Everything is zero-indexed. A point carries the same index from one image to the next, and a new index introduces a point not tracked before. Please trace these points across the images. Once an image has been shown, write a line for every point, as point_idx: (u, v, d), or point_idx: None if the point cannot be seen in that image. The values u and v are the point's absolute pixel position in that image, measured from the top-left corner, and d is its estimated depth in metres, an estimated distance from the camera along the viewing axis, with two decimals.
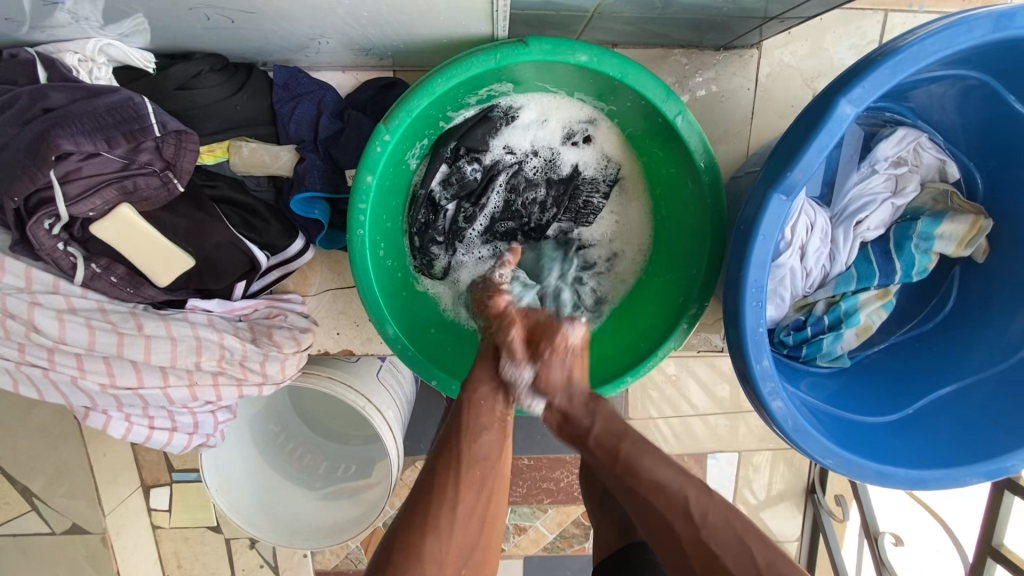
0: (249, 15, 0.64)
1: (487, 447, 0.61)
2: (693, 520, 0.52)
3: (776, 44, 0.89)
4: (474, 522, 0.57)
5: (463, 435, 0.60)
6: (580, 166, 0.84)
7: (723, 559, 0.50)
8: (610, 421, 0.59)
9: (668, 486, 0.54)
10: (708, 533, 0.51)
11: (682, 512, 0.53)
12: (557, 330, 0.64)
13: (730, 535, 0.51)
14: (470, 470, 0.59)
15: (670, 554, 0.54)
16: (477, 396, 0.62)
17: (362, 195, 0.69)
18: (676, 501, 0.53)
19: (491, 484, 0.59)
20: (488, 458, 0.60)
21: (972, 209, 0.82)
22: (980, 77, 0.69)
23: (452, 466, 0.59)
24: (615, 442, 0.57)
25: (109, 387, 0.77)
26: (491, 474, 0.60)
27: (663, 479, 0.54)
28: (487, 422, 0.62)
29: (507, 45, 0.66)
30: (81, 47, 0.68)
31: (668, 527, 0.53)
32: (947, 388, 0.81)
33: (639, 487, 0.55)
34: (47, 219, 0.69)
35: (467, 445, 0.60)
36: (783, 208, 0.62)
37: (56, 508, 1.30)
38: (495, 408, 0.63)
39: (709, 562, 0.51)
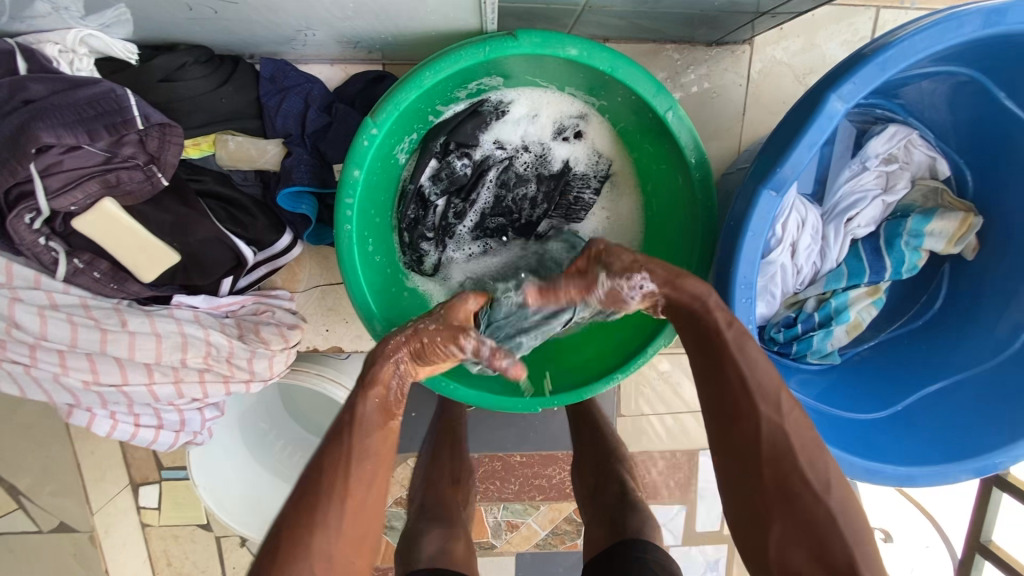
0: (232, 6, 0.62)
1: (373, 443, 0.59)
2: (781, 410, 0.56)
3: (768, 40, 0.89)
4: (353, 521, 0.56)
5: (350, 429, 0.59)
6: (571, 162, 0.84)
7: (798, 460, 0.54)
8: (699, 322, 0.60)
9: (758, 372, 0.57)
10: (791, 426, 0.55)
11: (770, 397, 0.56)
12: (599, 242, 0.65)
13: (811, 439, 0.56)
14: (358, 467, 0.58)
15: (732, 433, 0.57)
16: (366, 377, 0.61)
17: (349, 189, 0.69)
18: (771, 383, 0.57)
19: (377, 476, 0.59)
20: (375, 451, 0.59)
21: (962, 206, 0.82)
22: (971, 74, 0.69)
23: (336, 461, 0.57)
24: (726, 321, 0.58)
25: (92, 384, 0.76)
26: (376, 467, 0.59)
27: (758, 360, 0.57)
28: (377, 419, 0.60)
29: (496, 38, 0.65)
30: (62, 38, 0.66)
31: (751, 410, 0.56)
32: (937, 384, 0.81)
33: (734, 364, 0.57)
34: (27, 214, 0.68)
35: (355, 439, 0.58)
36: (773, 204, 0.61)
37: (43, 507, 1.28)
38: (378, 408, 0.61)
39: (781, 451, 0.55)
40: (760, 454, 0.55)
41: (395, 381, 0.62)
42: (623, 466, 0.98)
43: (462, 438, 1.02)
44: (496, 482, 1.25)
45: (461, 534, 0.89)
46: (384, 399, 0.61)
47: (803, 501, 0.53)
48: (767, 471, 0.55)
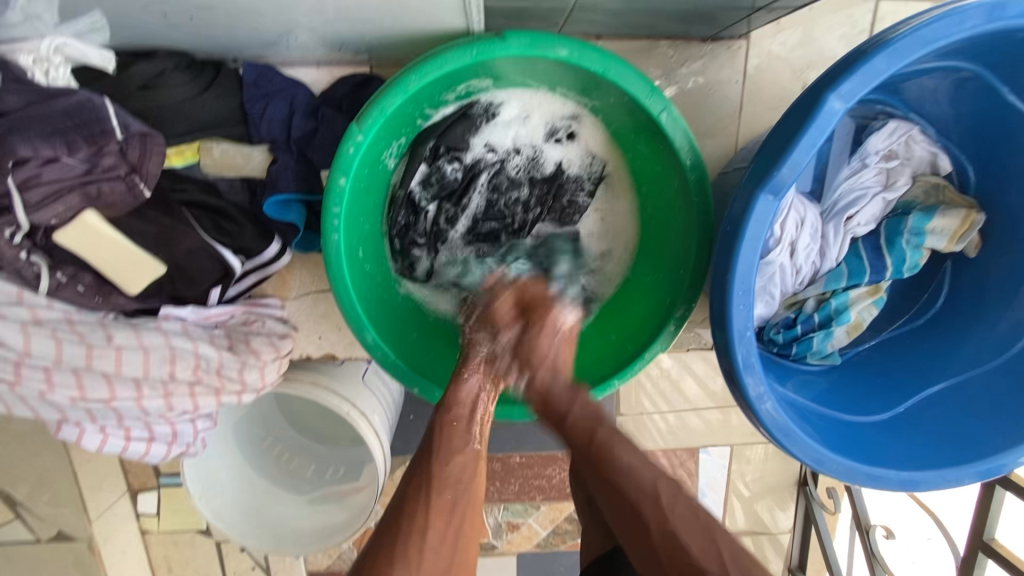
0: (207, 11, 0.61)
1: (459, 470, 0.67)
2: (662, 504, 0.59)
3: (765, 34, 0.87)
4: (443, 549, 0.62)
5: (435, 459, 0.67)
6: (564, 164, 0.82)
7: (684, 535, 0.57)
8: (587, 409, 0.66)
9: (639, 471, 0.61)
10: (676, 520, 0.58)
11: (651, 497, 0.59)
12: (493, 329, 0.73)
13: (696, 524, 0.58)
14: (441, 492, 0.65)
15: (629, 528, 0.60)
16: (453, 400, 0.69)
17: (336, 199, 0.67)
18: (657, 486, 0.60)
19: (462, 506, 0.65)
20: (457, 481, 0.66)
21: (964, 202, 0.80)
22: (974, 69, 0.67)
23: (423, 492, 0.64)
24: (590, 431, 0.65)
25: (79, 401, 0.74)
26: (461, 498, 0.65)
27: (634, 466, 0.61)
28: (459, 446, 0.68)
29: (483, 40, 0.63)
30: (36, 46, 0.63)
31: (637, 510, 0.59)
32: (938, 385, 0.80)
33: (613, 471, 0.62)
34: (7, 228, 0.66)
35: (438, 472, 0.66)
36: (770, 208, 0.60)
37: (41, 516, 1.27)
38: (468, 421, 0.69)
39: (672, 539, 0.57)
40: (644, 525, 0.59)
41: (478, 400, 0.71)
42: None
43: None
44: (496, 483, 1.24)
45: None
46: (469, 414, 0.69)
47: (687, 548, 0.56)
48: (664, 554, 0.57)
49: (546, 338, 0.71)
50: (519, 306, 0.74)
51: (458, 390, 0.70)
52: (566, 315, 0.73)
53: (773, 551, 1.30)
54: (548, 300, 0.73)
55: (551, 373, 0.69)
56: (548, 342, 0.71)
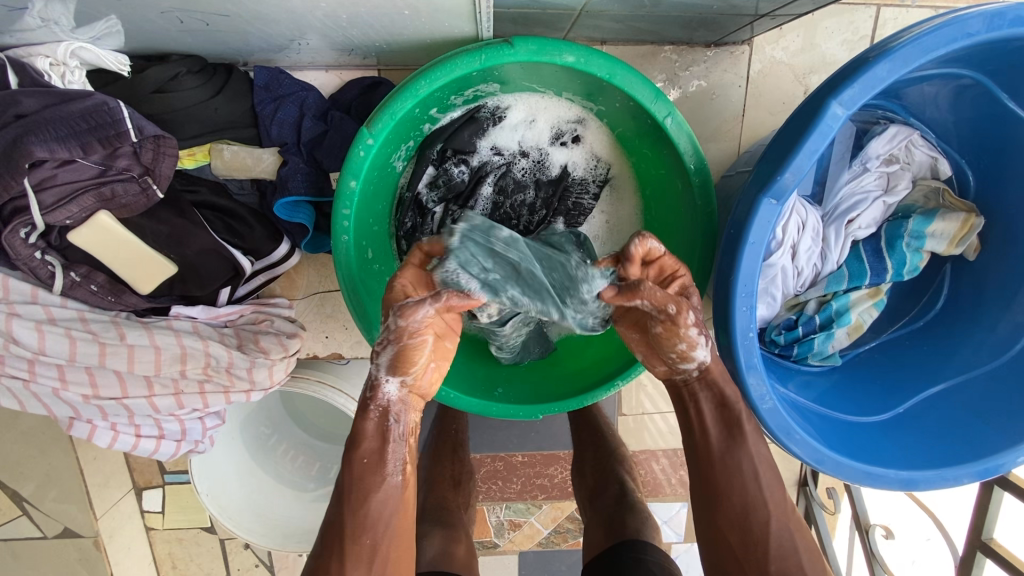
0: (224, 18, 0.62)
1: (380, 506, 0.58)
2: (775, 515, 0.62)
3: (768, 40, 0.88)
4: None
5: (350, 504, 0.58)
6: (569, 167, 0.83)
7: (795, 538, 0.62)
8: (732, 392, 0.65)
9: (766, 470, 0.63)
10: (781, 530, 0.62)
11: (770, 501, 0.62)
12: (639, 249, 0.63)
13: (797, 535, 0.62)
14: (358, 540, 0.57)
15: (735, 530, 0.62)
16: (359, 436, 0.59)
17: (346, 200, 0.68)
18: (765, 492, 0.63)
19: (387, 547, 0.58)
20: (377, 522, 0.58)
21: (964, 206, 0.82)
22: (974, 76, 0.69)
23: (337, 542, 0.58)
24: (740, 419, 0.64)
25: (92, 398, 0.77)
26: (383, 540, 0.58)
27: (759, 466, 0.63)
28: (372, 485, 0.58)
29: (492, 46, 0.64)
30: (53, 51, 0.65)
31: (761, 509, 0.62)
32: (939, 386, 0.81)
33: (742, 467, 0.63)
34: (23, 228, 0.68)
35: (354, 514, 0.58)
36: (773, 212, 0.61)
37: (47, 512, 1.28)
38: (380, 454, 0.59)
39: (788, 548, 0.62)
40: (766, 536, 0.61)
41: (389, 427, 0.60)
42: (623, 467, 0.98)
43: (463, 441, 1.05)
44: (498, 482, 1.25)
45: (462, 537, 0.89)
46: (379, 451, 0.59)
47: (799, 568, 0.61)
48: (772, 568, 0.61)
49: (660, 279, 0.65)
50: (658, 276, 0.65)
51: (361, 424, 0.59)
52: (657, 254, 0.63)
53: None
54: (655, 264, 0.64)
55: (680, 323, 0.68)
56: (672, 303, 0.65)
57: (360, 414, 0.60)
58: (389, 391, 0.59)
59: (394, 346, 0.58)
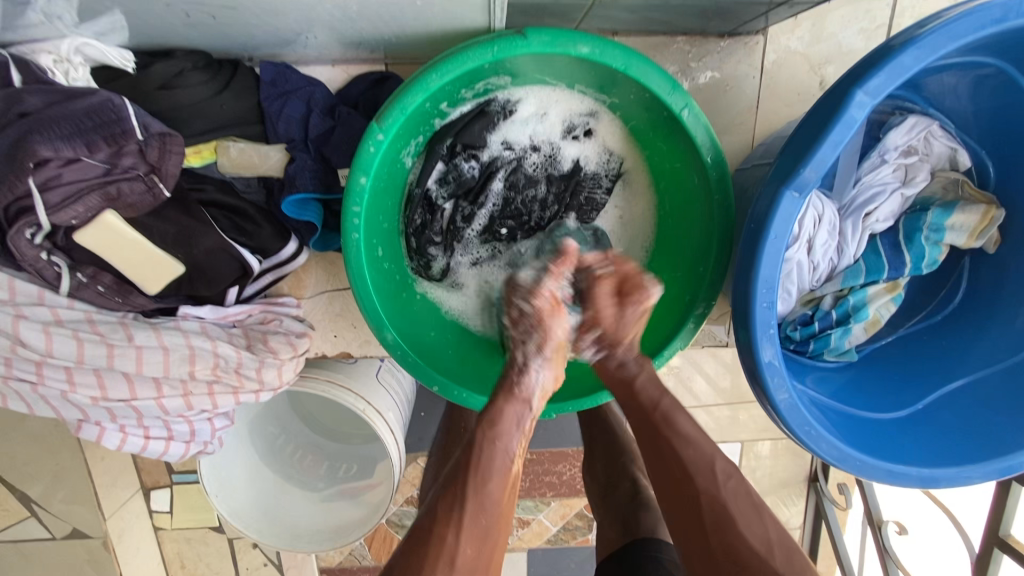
0: (230, 12, 0.61)
1: (501, 466, 0.63)
2: (716, 478, 0.63)
3: (783, 29, 0.86)
4: (484, 545, 0.59)
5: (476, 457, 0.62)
6: (582, 161, 0.82)
7: (736, 513, 0.61)
8: (654, 377, 0.69)
9: (697, 442, 0.65)
10: (728, 496, 0.62)
11: (706, 471, 0.63)
12: (643, 291, 0.68)
13: (747, 504, 0.62)
14: (482, 492, 0.61)
15: (684, 514, 0.63)
16: (500, 418, 0.64)
17: (356, 198, 0.67)
18: (707, 460, 0.64)
19: (495, 532, 0.61)
20: (500, 481, 0.62)
21: (984, 198, 0.80)
22: (999, 66, 0.67)
23: (462, 489, 0.61)
24: (655, 399, 0.67)
25: (100, 400, 0.75)
26: (493, 523, 0.61)
27: (692, 434, 0.65)
28: (505, 453, 0.63)
29: (504, 38, 0.63)
30: (56, 47, 0.64)
31: (688, 479, 0.63)
32: (958, 381, 0.80)
33: (671, 437, 0.65)
34: (28, 228, 0.66)
35: (475, 490, 0.60)
36: (795, 206, 0.59)
37: (55, 513, 1.28)
38: (512, 439, 0.64)
39: (725, 521, 0.61)
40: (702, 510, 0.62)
41: (523, 419, 0.66)
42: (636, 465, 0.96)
43: None
44: None
45: None
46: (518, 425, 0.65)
47: (742, 537, 0.60)
48: (715, 539, 0.61)
49: (633, 320, 0.69)
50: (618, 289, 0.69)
51: (505, 405, 0.65)
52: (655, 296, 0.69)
53: None
54: (640, 281, 0.69)
55: (628, 344, 0.71)
56: (636, 318, 0.69)
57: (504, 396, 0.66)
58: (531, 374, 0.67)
59: (539, 331, 0.66)
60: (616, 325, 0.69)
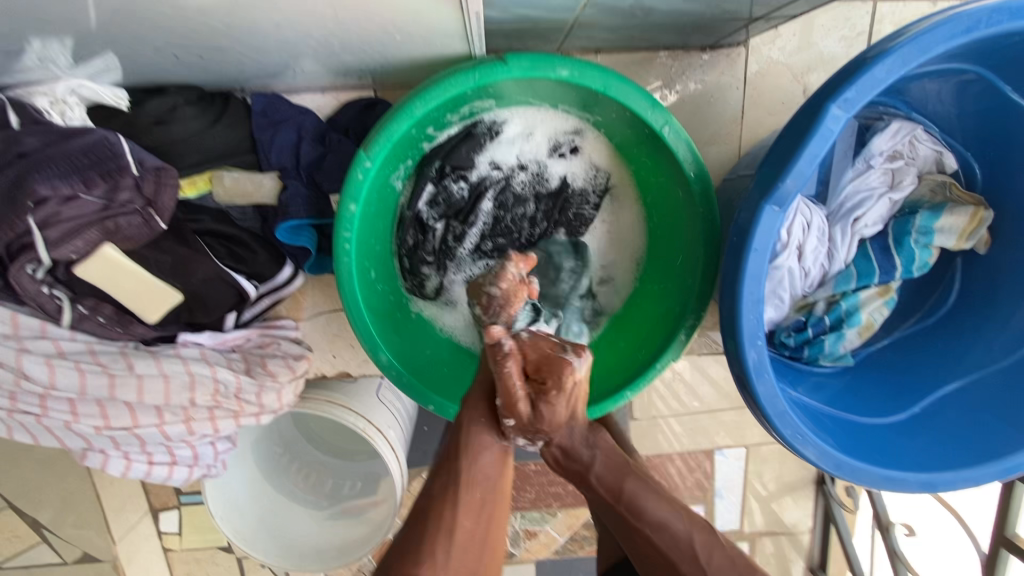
0: (217, 51, 0.63)
1: (489, 467, 0.61)
2: (699, 559, 0.57)
3: (764, 40, 0.87)
4: (473, 549, 0.57)
5: (461, 453, 0.60)
6: (569, 178, 0.83)
7: None
8: (613, 452, 0.63)
9: (670, 523, 0.59)
10: (713, 571, 0.57)
11: (685, 549, 0.58)
12: (561, 367, 0.59)
13: (734, 573, 0.57)
14: (469, 491, 0.59)
15: None
16: (481, 396, 0.63)
17: (346, 224, 0.68)
18: (685, 545, 0.58)
19: (492, 505, 0.60)
20: (487, 476, 0.60)
21: (973, 199, 0.80)
22: (977, 71, 0.67)
23: (450, 485, 0.59)
24: (618, 481, 0.61)
25: (103, 429, 0.77)
26: (490, 496, 0.60)
27: (666, 518, 0.59)
28: (489, 441, 0.61)
29: (485, 63, 0.64)
30: (51, 89, 0.66)
31: (673, 567, 0.58)
32: (953, 384, 0.80)
33: (643, 527, 0.59)
34: (30, 264, 0.68)
35: (467, 463, 0.60)
36: (776, 219, 0.60)
37: (66, 538, 1.30)
38: (496, 418, 0.63)
39: None
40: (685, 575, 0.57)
41: (499, 405, 0.63)
42: None
43: None
44: (512, 491, 1.24)
45: None
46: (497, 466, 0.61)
47: None
48: None
49: (560, 404, 0.61)
50: (530, 369, 0.60)
51: (477, 433, 0.61)
52: (581, 364, 0.60)
53: (793, 552, 1.29)
54: (556, 353, 0.60)
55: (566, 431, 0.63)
56: (563, 408, 0.61)
57: (472, 403, 0.63)
58: (496, 352, 0.64)
59: (506, 313, 0.66)
60: (536, 413, 0.60)
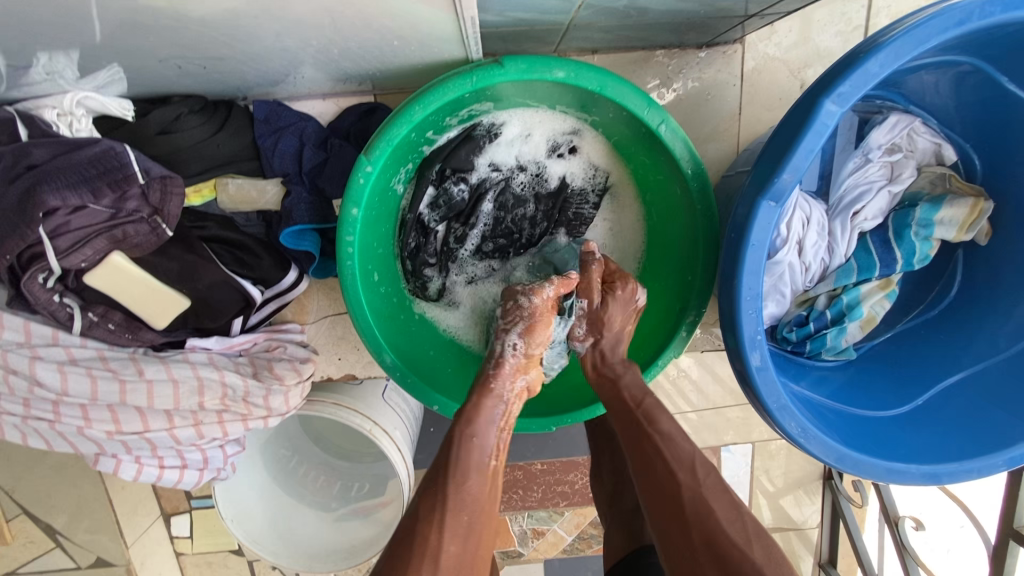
0: (219, 61, 0.64)
1: (475, 488, 0.62)
2: (697, 473, 0.62)
3: (760, 37, 0.88)
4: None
5: (449, 476, 0.61)
6: (568, 178, 0.84)
7: (715, 509, 0.59)
8: (637, 380, 0.72)
9: (678, 441, 0.65)
10: (707, 486, 0.61)
11: (686, 464, 0.62)
12: (628, 283, 0.75)
13: (725, 499, 0.60)
14: (455, 516, 0.59)
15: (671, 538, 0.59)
16: (477, 412, 0.66)
17: (349, 227, 0.69)
18: (691, 461, 0.63)
19: (478, 531, 0.60)
20: (473, 499, 0.61)
21: (972, 190, 0.80)
22: (973, 62, 0.68)
23: (436, 512, 0.59)
24: (639, 397, 0.69)
25: (115, 433, 0.78)
26: (476, 520, 0.60)
27: (673, 432, 0.66)
28: (474, 463, 0.63)
29: (482, 67, 0.65)
30: (59, 101, 0.67)
31: (670, 476, 0.62)
32: (956, 375, 0.80)
33: (654, 433, 0.65)
34: (41, 273, 0.70)
35: (455, 485, 0.61)
36: (773, 214, 0.60)
37: (80, 543, 1.31)
38: (486, 433, 0.65)
39: (705, 513, 0.58)
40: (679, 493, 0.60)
41: (500, 413, 0.68)
42: None
43: None
44: (519, 491, 1.25)
45: None
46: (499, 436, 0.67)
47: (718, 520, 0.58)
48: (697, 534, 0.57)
49: (617, 309, 0.74)
50: (603, 275, 0.77)
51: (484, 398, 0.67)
52: (641, 293, 0.76)
53: (801, 547, 1.29)
54: (627, 275, 0.77)
55: (610, 339, 0.74)
56: (615, 306, 0.74)
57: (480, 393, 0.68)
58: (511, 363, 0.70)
59: (529, 321, 0.71)
60: (603, 307, 0.74)
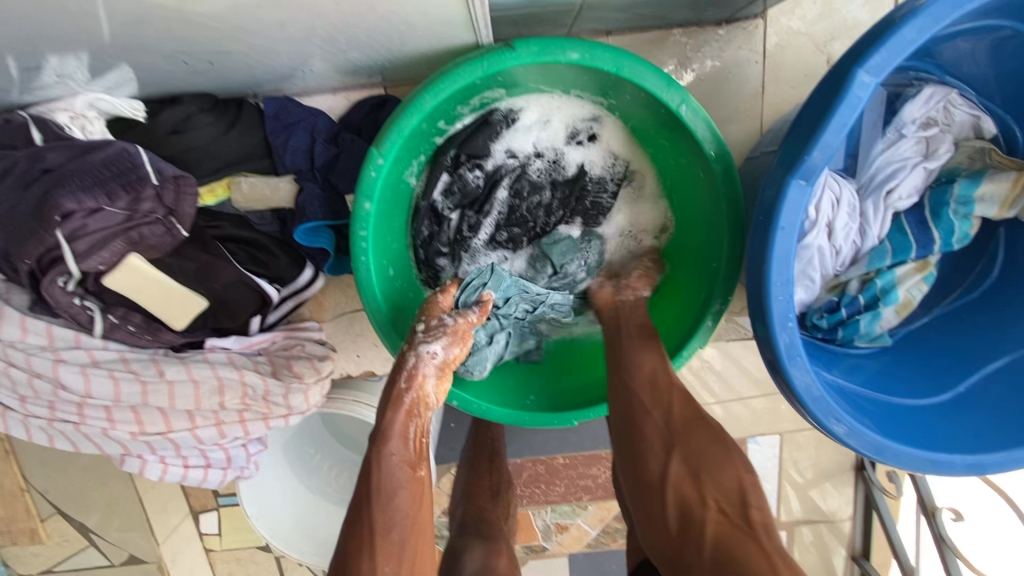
0: (225, 55, 0.63)
1: (405, 501, 0.61)
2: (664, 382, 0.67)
3: (783, 10, 0.84)
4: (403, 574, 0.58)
5: (375, 497, 0.61)
6: (587, 167, 0.82)
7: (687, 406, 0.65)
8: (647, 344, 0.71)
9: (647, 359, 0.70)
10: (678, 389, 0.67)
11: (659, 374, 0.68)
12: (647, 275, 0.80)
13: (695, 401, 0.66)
14: (388, 534, 0.59)
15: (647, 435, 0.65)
16: (387, 433, 0.64)
17: (362, 222, 0.69)
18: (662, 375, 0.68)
19: (413, 542, 0.60)
20: (404, 518, 0.61)
21: (1015, 164, 0.75)
22: (1015, 26, 0.63)
23: (365, 541, 0.59)
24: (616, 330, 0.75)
25: (138, 434, 0.79)
26: (408, 536, 0.60)
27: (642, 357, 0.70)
28: (401, 480, 0.62)
29: (494, 51, 0.63)
30: (71, 105, 0.69)
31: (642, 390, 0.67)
32: (1000, 361, 0.75)
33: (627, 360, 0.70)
34: (60, 277, 0.70)
35: (381, 508, 0.60)
36: (803, 193, 0.57)
37: (112, 541, 1.34)
38: (406, 449, 0.64)
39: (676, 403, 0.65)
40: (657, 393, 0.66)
41: (413, 430, 0.66)
42: None
43: (500, 450, 1.04)
44: (541, 485, 1.23)
45: (503, 550, 0.85)
46: (404, 447, 0.64)
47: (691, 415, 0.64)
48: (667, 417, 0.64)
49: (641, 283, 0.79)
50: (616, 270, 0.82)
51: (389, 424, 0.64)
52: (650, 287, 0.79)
53: (833, 539, 1.25)
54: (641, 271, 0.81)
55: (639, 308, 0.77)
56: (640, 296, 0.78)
57: (390, 409, 0.65)
58: (425, 372, 0.67)
59: (449, 334, 0.68)
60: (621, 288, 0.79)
